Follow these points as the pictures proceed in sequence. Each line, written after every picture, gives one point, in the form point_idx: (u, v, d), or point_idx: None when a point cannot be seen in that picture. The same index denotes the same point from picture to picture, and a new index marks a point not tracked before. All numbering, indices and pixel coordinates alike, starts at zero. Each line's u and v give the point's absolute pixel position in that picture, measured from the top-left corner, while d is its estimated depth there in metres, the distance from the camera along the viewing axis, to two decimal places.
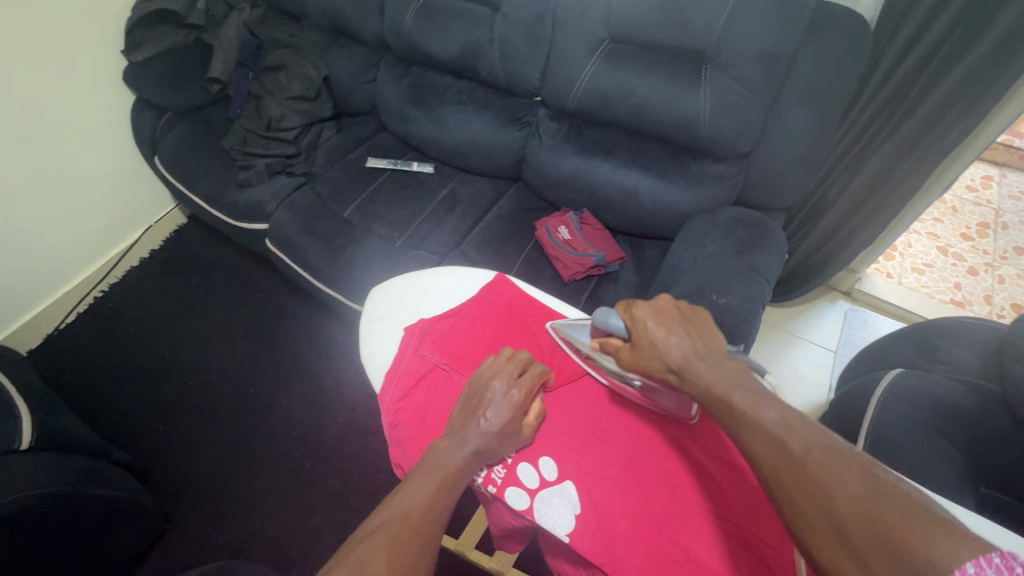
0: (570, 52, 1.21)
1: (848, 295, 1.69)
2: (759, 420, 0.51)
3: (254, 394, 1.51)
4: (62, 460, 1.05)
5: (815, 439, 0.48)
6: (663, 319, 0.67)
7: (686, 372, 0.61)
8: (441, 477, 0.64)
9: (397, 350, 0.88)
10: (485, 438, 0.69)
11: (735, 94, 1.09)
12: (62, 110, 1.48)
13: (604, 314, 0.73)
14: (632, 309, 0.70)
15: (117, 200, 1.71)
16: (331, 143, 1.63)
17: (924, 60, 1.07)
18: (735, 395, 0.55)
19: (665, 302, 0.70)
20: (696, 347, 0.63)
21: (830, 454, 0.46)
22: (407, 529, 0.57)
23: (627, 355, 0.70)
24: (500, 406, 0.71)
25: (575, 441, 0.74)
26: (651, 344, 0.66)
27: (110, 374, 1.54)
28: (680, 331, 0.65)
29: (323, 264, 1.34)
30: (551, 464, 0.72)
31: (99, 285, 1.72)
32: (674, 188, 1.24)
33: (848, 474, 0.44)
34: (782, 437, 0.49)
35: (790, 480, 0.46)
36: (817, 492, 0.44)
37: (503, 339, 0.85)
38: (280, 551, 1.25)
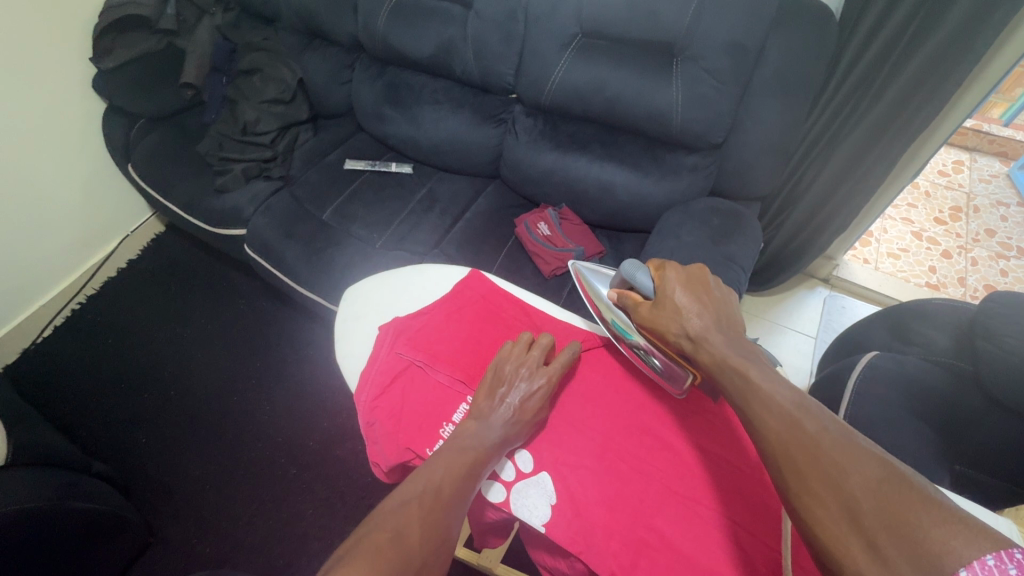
0: (543, 48, 1.21)
1: (826, 281, 1.72)
2: (774, 398, 0.52)
3: (238, 401, 1.50)
4: (42, 474, 1.03)
5: (832, 424, 0.49)
6: (692, 290, 0.68)
7: (702, 342, 0.63)
8: (470, 460, 0.64)
9: (372, 349, 0.88)
10: (514, 424, 0.69)
11: (706, 85, 1.10)
12: (31, 120, 1.45)
13: (633, 267, 0.74)
14: (665, 269, 0.70)
15: (92, 210, 1.68)
16: (308, 145, 1.62)
17: (888, 47, 1.09)
18: (751, 369, 0.57)
19: (699, 271, 0.70)
20: (719, 324, 0.64)
21: (846, 439, 0.47)
22: (437, 504, 0.58)
23: (645, 311, 0.71)
24: (530, 393, 0.72)
25: (550, 432, 0.75)
26: (673, 307, 0.67)
27: (88, 386, 1.52)
28: (707, 305, 0.66)
29: (303, 268, 1.33)
30: (527, 456, 0.73)
31: (77, 296, 1.69)
32: (649, 180, 1.25)
33: (864, 458, 0.45)
34: (797, 416, 0.50)
35: (803, 458, 0.47)
36: (833, 471, 0.45)
37: (478, 334, 0.86)
38: (267, 559, 1.24)
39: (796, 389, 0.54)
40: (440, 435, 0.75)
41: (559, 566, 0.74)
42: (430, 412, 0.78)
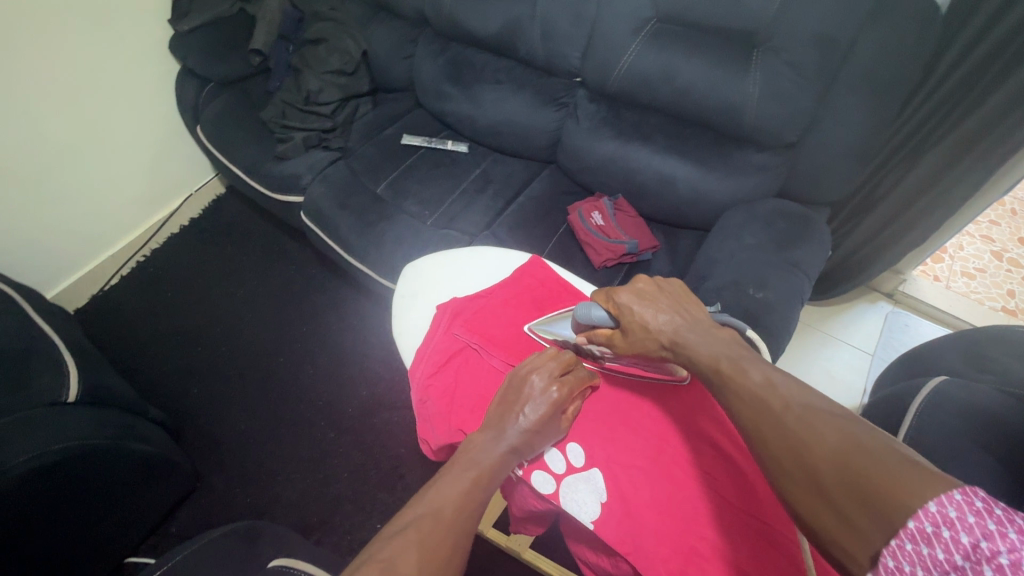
0: (613, 32, 1.18)
1: (890, 297, 1.63)
2: (747, 382, 0.55)
3: (283, 362, 1.55)
4: (102, 415, 1.10)
5: (797, 399, 0.51)
6: (649, 301, 0.70)
7: (678, 347, 0.65)
8: (476, 474, 0.61)
9: (427, 328, 0.89)
10: (523, 435, 0.66)
11: (788, 79, 1.04)
12: (111, 78, 1.52)
13: (585, 307, 0.75)
14: (614, 297, 0.72)
15: (161, 167, 1.75)
16: (366, 118, 1.63)
17: (996, 51, 1.00)
18: (722, 360, 0.60)
19: (646, 284, 0.73)
20: (686, 321, 0.67)
21: (808, 411, 0.49)
22: (440, 526, 0.53)
23: (620, 342, 0.72)
24: (538, 403, 0.68)
25: (604, 429, 0.74)
26: (641, 325, 0.69)
27: (148, 335, 1.61)
28: (668, 310, 0.68)
29: (355, 239, 1.35)
30: (579, 450, 0.72)
31: (143, 249, 1.78)
32: (713, 177, 1.20)
33: (825, 427, 0.47)
34: (764, 396, 0.53)
35: (773, 438, 0.50)
36: (797, 448, 0.48)
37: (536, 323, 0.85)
38: (301, 515, 1.30)
39: (768, 368, 0.56)
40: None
41: (602, 564, 0.75)
42: (482, 395, 0.78)
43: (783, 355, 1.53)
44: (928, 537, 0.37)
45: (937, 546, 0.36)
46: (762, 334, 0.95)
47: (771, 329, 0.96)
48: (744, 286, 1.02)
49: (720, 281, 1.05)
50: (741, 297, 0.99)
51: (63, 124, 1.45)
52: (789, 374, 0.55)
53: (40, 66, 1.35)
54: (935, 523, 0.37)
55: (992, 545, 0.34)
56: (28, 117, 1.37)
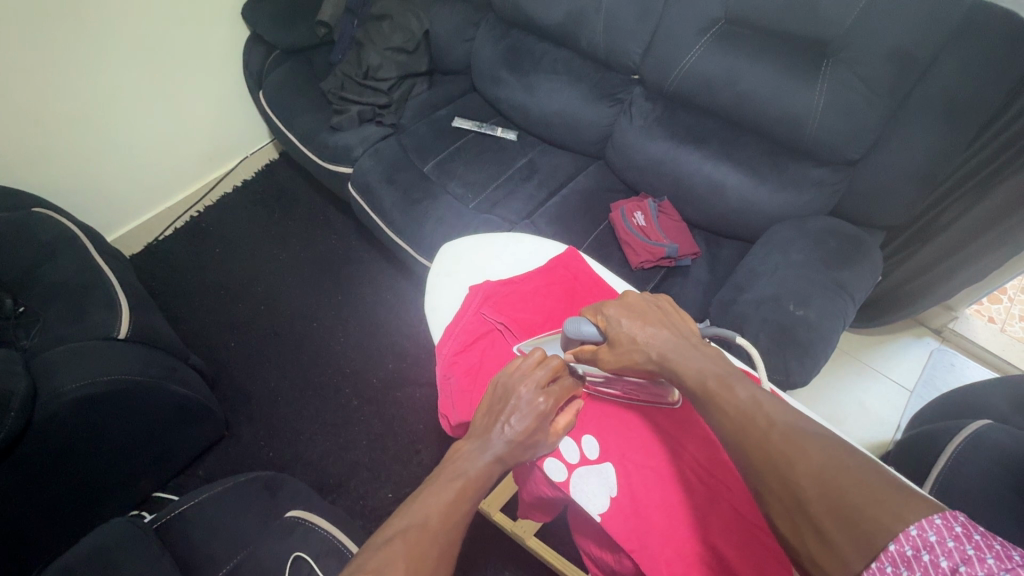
0: (678, 32, 1.16)
1: (938, 333, 1.55)
2: (735, 397, 0.55)
3: (316, 327, 1.60)
4: (148, 354, 1.17)
5: (781, 417, 0.51)
6: (637, 315, 0.68)
7: (666, 362, 0.63)
8: (461, 485, 0.61)
9: (459, 306, 0.90)
10: (509, 446, 0.65)
11: (856, 94, 1.00)
12: (184, 37, 1.59)
13: (574, 323, 0.72)
14: (603, 309, 0.70)
15: (221, 128, 1.83)
16: (421, 98, 1.64)
17: None
18: (710, 379, 0.58)
19: (633, 299, 0.71)
20: (672, 337, 0.65)
21: (792, 431, 0.50)
22: (428, 536, 0.54)
23: (607, 356, 0.69)
24: (525, 414, 0.67)
25: (622, 425, 0.74)
26: (629, 339, 0.67)
27: (193, 286, 1.68)
28: (655, 325, 0.67)
29: (398, 214, 1.38)
30: (594, 443, 0.73)
31: (197, 205, 1.86)
32: (765, 188, 1.17)
33: (809, 447, 0.48)
34: (750, 411, 0.53)
35: (758, 456, 0.50)
36: (781, 465, 0.48)
37: (565, 314, 0.86)
38: (319, 475, 1.34)
39: (755, 386, 0.56)
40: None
41: (605, 559, 0.75)
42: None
43: (815, 380, 1.49)
44: (908, 559, 0.38)
45: (916, 568, 0.37)
46: (796, 353, 0.93)
47: (807, 350, 0.93)
48: (786, 302, 0.99)
49: (760, 294, 1.02)
50: (780, 313, 0.97)
51: (136, 77, 1.53)
52: (773, 394, 0.55)
53: (122, 18, 1.43)
54: (916, 547, 0.38)
55: (970, 569, 0.36)
56: (107, 67, 1.45)
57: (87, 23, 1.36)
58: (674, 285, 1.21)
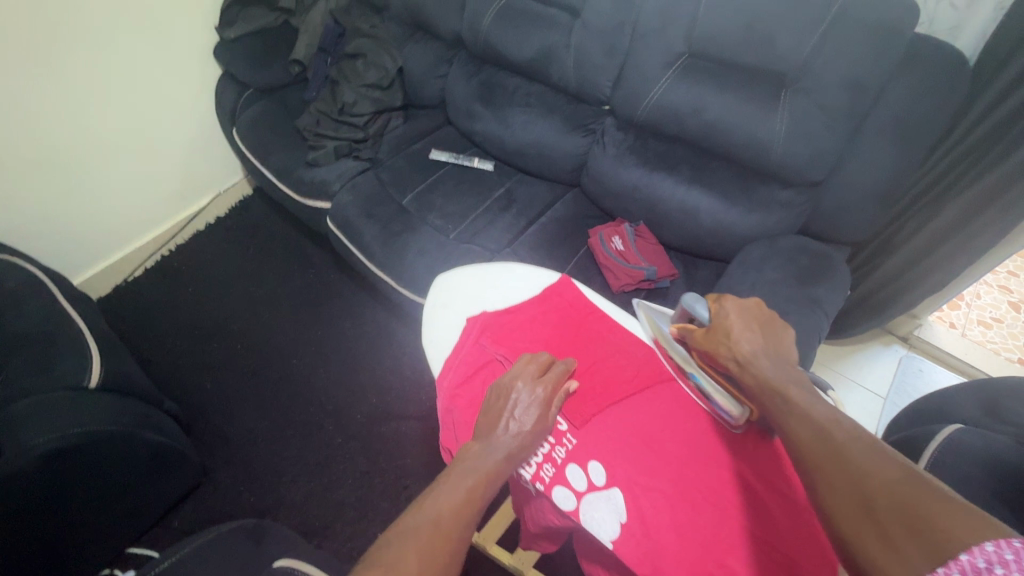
0: (646, 65, 1.22)
1: (905, 340, 1.62)
2: (812, 413, 0.59)
3: (296, 364, 1.57)
4: (121, 402, 1.12)
5: (864, 437, 0.54)
6: (747, 318, 0.73)
7: (748, 366, 0.69)
8: (473, 482, 0.63)
9: (456, 339, 0.90)
10: (520, 437, 0.69)
11: (814, 120, 1.07)
12: (154, 78, 1.59)
13: (694, 298, 0.78)
14: (723, 299, 0.76)
15: (192, 166, 1.81)
16: (397, 131, 1.67)
17: (1016, 113, 1.02)
18: (790, 390, 0.64)
19: (755, 305, 0.75)
20: (767, 348, 0.70)
21: (873, 449, 0.52)
22: (440, 534, 0.57)
23: (701, 337, 0.76)
24: (528, 405, 0.72)
25: (626, 448, 0.74)
26: (724, 332, 0.73)
27: (165, 328, 1.63)
28: (756, 333, 0.72)
29: (378, 248, 1.38)
30: (600, 468, 0.73)
31: (168, 244, 1.82)
32: (736, 210, 1.22)
33: (887, 464, 0.50)
34: (829, 428, 0.56)
35: (832, 463, 0.53)
36: (856, 473, 0.50)
37: (563, 340, 0.87)
38: (305, 519, 1.29)
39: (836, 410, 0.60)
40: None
41: None
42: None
43: None
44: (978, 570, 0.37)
45: None
46: None
47: None
48: None
49: None
50: None
51: (105, 118, 1.51)
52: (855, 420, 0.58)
53: (90, 60, 1.42)
54: (989, 561, 0.37)
55: None
56: (74, 108, 1.43)
57: (54, 66, 1.35)
58: None
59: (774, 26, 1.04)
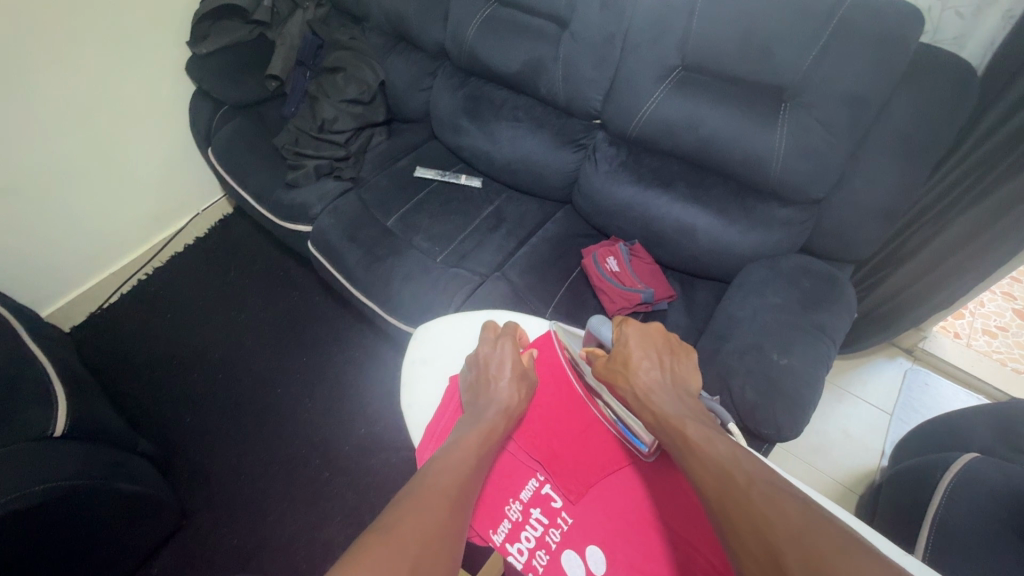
0: (637, 79, 1.16)
1: (909, 353, 1.57)
2: (711, 452, 0.57)
3: (280, 393, 1.50)
4: (90, 451, 1.06)
5: (763, 478, 0.53)
6: (645, 345, 0.73)
7: (646, 400, 0.67)
8: (480, 441, 0.68)
9: (441, 398, 0.85)
10: (511, 389, 0.76)
11: (816, 136, 1.01)
12: (124, 97, 1.52)
13: (599, 322, 0.79)
14: (624, 324, 0.75)
15: (169, 186, 1.74)
16: (380, 148, 1.61)
17: None
18: (687, 426, 0.61)
19: (655, 331, 0.75)
20: (664, 379, 0.70)
21: (773, 490, 0.51)
22: (457, 491, 0.60)
23: (602, 364, 0.75)
24: (503, 363, 0.79)
25: (626, 529, 0.66)
26: (623, 360, 0.72)
27: (141, 359, 1.56)
28: (654, 362, 0.71)
29: (362, 273, 1.31)
30: (599, 555, 0.65)
31: (144, 268, 1.75)
32: (735, 228, 1.16)
33: (789, 509, 0.48)
34: (731, 469, 0.54)
35: (738, 512, 0.50)
36: (761, 523, 0.48)
37: (552, 400, 0.81)
38: (290, 562, 1.23)
39: (733, 445, 0.58)
40: (504, 515, 0.71)
41: None
42: (496, 484, 0.74)
43: None
44: None
45: None
46: (784, 404, 0.91)
47: (796, 402, 0.91)
48: (768, 350, 0.97)
49: (742, 343, 1.01)
50: (766, 363, 0.95)
51: (73, 139, 1.44)
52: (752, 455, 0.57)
53: (53, 81, 1.34)
54: None
55: None
56: (38, 130, 1.35)
57: (15, 90, 1.28)
58: None
59: (772, 38, 0.98)
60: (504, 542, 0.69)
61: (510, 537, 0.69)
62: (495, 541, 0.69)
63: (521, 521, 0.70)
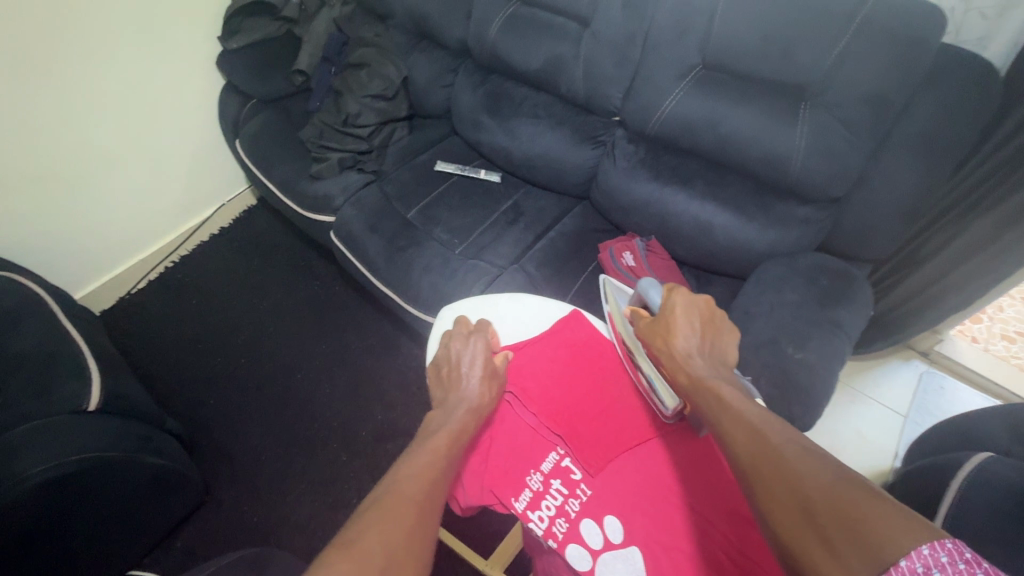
0: (657, 77, 1.18)
1: (925, 356, 1.57)
2: (744, 414, 0.57)
3: (300, 379, 1.54)
4: (123, 425, 1.10)
5: (795, 438, 0.52)
6: (692, 313, 0.73)
7: (682, 363, 0.69)
8: (448, 439, 0.69)
9: None
10: (481, 384, 0.77)
11: (836, 135, 1.02)
12: (157, 90, 1.57)
13: (650, 284, 0.80)
14: (674, 290, 0.75)
15: (196, 177, 1.79)
16: (401, 143, 1.64)
17: None
18: (722, 389, 0.62)
19: (705, 303, 0.75)
20: (704, 347, 0.70)
21: (803, 448, 0.51)
22: (433, 485, 0.60)
23: (645, 325, 0.77)
24: (474, 358, 0.80)
25: (643, 500, 0.69)
26: (665, 324, 0.73)
27: (168, 341, 1.62)
28: (696, 330, 0.71)
29: (383, 263, 1.35)
30: (617, 525, 0.68)
31: (172, 255, 1.81)
32: (752, 226, 1.17)
33: (818, 464, 0.48)
34: (762, 430, 0.54)
35: (768, 466, 0.50)
36: (791, 474, 0.48)
37: (572, 380, 0.83)
38: (308, 542, 1.27)
39: (765, 411, 0.58)
40: (525, 485, 0.74)
41: None
42: (518, 457, 0.77)
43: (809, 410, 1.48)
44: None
45: None
46: (798, 397, 0.92)
47: (811, 395, 0.92)
48: (783, 344, 0.99)
49: (758, 337, 1.02)
50: (781, 357, 0.96)
51: (107, 130, 1.49)
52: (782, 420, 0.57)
53: (90, 72, 1.39)
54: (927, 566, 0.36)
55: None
56: (75, 121, 1.41)
57: (56, 81, 1.34)
58: None
59: (792, 38, 1.00)
60: (526, 509, 0.72)
61: (531, 504, 0.72)
62: (517, 509, 0.72)
63: (542, 491, 0.73)
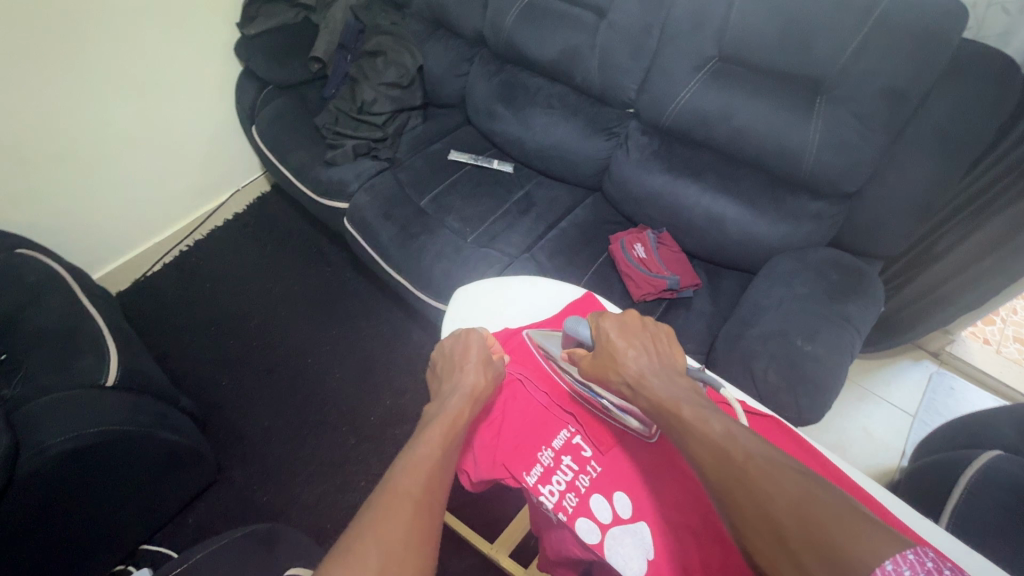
0: (672, 68, 1.18)
1: (936, 356, 1.56)
2: (707, 431, 0.56)
3: (310, 363, 1.57)
4: (139, 401, 1.12)
5: (756, 449, 0.53)
6: (628, 335, 0.73)
7: (639, 387, 0.68)
8: (447, 430, 0.67)
9: None
10: (479, 372, 0.78)
11: (852, 130, 1.02)
12: (176, 75, 1.59)
13: (575, 322, 0.79)
14: (601, 320, 0.76)
15: (211, 162, 1.81)
16: (416, 131, 1.65)
17: None
18: (683, 408, 0.61)
19: (632, 318, 0.76)
20: (652, 363, 0.70)
21: (769, 462, 0.51)
22: (433, 484, 0.59)
23: (588, 363, 0.76)
24: (476, 349, 0.81)
25: (652, 477, 0.70)
26: (610, 354, 0.72)
27: (182, 322, 1.64)
28: (639, 347, 0.72)
29: (395, 249, 1.36)
30: (626, 501, 0.69)
31: (187, 239, 1.83)
32: (764, 220, 1.17)
33: (785, 481, 0.49)
34: (725, 445, 0.54)
35: (737, 491, 0.50)
36: (760, 499, 0.48)
37: None
38: (316, 521, 1.29)
39: (727, 419, 0.58)
40: (536, 460, 0.75)
41: None
42: (530, 433, 0.78)
43: None
44: None
45: None
46: (806, 389, 0.93)
47: (819, 388, 0.93)
48: (793, 337, 0.99)
49: (767, 329, 1.02)
50: (791, 349, 0.96)
51: (125, 113, 1.51)
52: (747, 427, 0.57)
53: (111, 55, 1.42)
54: None
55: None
56: (95, 103, 1.43)
57: (77, 64, 1.36)
58: (677, 317, 1.20)
59: (810, 31, 0.99)
60: (537, 483, 0.72)
61: (542, 479, 0.73)
62: (528, 482, 0.73)
63: (553, 466, 0.74)
